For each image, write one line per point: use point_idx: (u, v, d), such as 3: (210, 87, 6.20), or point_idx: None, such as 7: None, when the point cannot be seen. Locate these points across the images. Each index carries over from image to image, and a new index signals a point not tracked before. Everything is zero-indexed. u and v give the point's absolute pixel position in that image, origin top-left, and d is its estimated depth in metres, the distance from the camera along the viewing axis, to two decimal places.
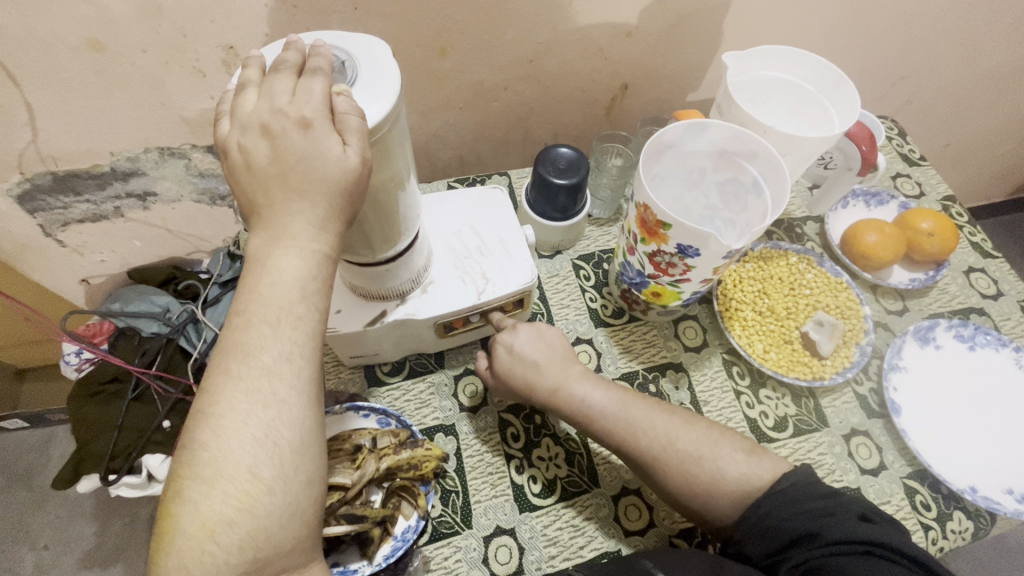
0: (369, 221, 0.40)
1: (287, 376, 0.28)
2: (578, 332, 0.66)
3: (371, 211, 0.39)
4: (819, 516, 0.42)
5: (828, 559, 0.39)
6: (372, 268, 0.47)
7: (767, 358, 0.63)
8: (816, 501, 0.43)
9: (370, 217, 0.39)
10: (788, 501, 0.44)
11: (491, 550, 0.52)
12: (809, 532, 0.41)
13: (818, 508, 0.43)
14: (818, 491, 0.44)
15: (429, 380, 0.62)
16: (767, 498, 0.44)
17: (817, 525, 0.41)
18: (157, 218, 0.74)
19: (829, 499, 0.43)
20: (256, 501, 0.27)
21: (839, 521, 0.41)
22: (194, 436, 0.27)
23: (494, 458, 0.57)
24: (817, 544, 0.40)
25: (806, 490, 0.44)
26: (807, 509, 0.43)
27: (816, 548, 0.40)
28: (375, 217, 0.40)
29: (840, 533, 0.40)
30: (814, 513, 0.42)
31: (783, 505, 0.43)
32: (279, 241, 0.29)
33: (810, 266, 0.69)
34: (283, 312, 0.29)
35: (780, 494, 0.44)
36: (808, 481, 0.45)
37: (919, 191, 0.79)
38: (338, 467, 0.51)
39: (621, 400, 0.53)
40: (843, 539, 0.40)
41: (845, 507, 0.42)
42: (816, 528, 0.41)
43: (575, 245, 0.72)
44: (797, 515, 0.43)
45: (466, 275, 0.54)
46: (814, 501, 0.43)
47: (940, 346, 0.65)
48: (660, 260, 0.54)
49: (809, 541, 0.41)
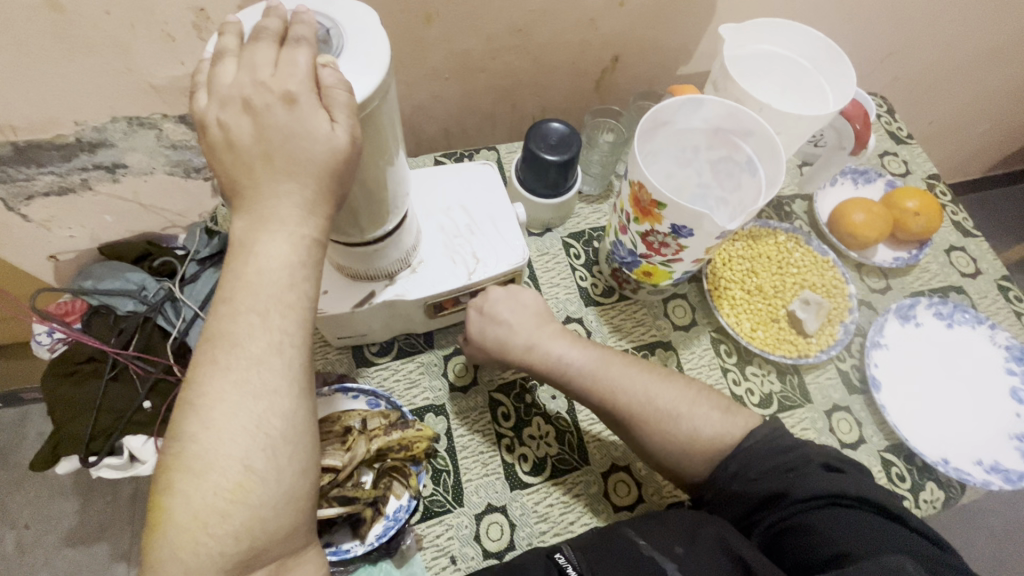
0: (359, 201, 0.38)
1: (278, 365, 0.27)
2: (568, 312, 0.65)
3: (361, 191, 0.38)
4: (781, 474, 0.43)
5: (798, 517, 0.40)
6: (359, 249, 0.45)
7: (754, 336, 0.64)
8: (778, 457, 0.44)
9: (359, 198, 0.38)
10: (750, 460, 0.44)
11: (483, 527, 0.53)
12: (777, 492, 0.42)
13: (780, 465, 0.43)
14: (779, 445, 0.44)
15: (419, 360, 0.61)
16: (733, 459, 0.45)
17: (783, 485, 0.42)
18: (129, 191, 0.71)
19: (790, 453, 0.44)
20: (250, 492, 0.26)
21: (804, 478, 0.42)
22: (182, 428, 0.26)
23: (485, 437, 0.57)
24: (786, 503, 0.41)
25: (769, 446, 0.44)
26: (772, 467, 0.43)
27: (784, 506, 0.41)
28: (365, 197, 0.38)
29: (805, 489, 0.41)
30: (775, 471, 0.43)
31: (749, 465, 0.44)
32: (266, 221, 0.28)
33: (797, 245, 0.69)
34: (271, 298, 0.27)
35: (745, 453, 0.44)
36: (769, 438, 0.45)
37: (905, 169, 0.79)
38: (330, 449, 0.51)
39: (597, 355, 0.52)
40: (809, 495, 0.41)
41: (806, 460, 0.43)
42: (782, 488, 0.42)
43: (565, 222, 0.71)
44: (763, 475, 0.43)
45: (456, 254, 0.53)
46: (776, 457, 0.44)
47: (920, 324, 0.67)
48: (653, 240, 0.53)
49: (778, 500, 0.42)
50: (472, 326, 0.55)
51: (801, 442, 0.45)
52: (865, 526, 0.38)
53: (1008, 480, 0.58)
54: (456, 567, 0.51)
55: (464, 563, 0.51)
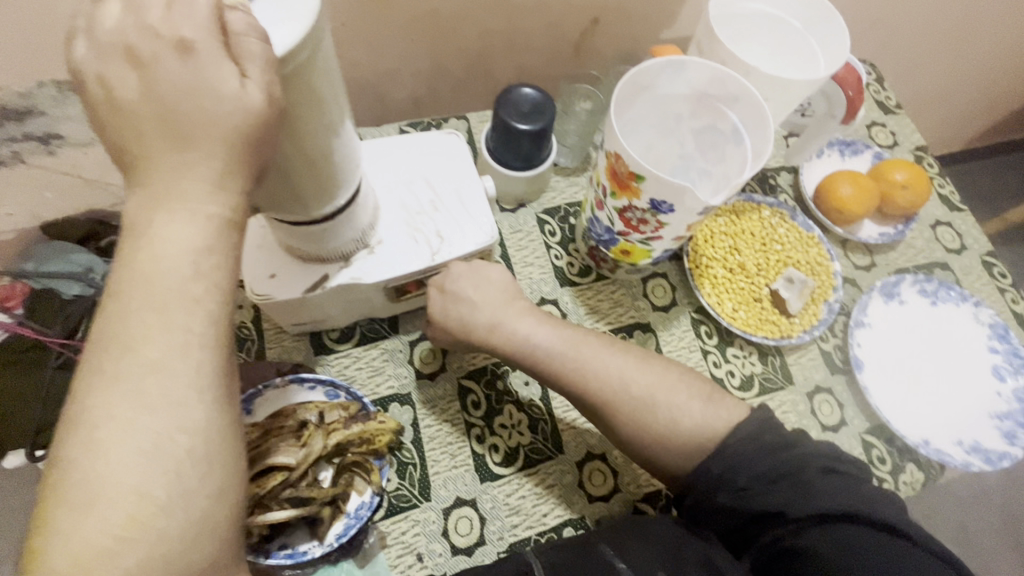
0: (296, 176, 0.33)
1: (181, 372, 0.23)
2: (542, 293, 0.62)
3: (298, 164, 0.33)
4: (771, 484, 0.39)
5: (795, 540, 0.37)
6: (306, 228, 0.40)
7: (736, 317, 0.61)
8: (769, 459, 0.40)
9: (296, 170, 0.33)
10: (738, 462, 0.40)
11: (451, 522, 0.50)
12: (772, 509, 0.38)
13: (770, 471, 0.39)
14: (770, 445, 0.40)
15: (383, 347, 0.57)
16: (716, 459, 0.41)
17: (778, 502, 0.38)
18: (68, 166, 0.61)
19: (781, 454, 0.40)
20: (148, 526, 0.22)
21: (799, 493, 0.38)
22: (64, 449, 0.22)
23: (453, 427, 0.54)
24: (783, 523, 0.38)
25: (757, 445, 0.40)
26: (760, 472, 0.39)
27: (781, 526, 0.38)
28: (303, 171, 0.33)
29: (804, 508, 0.37)
30: (766, 478, 0.39)
31: (737, 470, 0.40)
32: (163, 199, 0.23)
33: (782, 221, 0.66)
34: (170, 293, 0.23)
35: (731, 453, 0.40)
36: (757, 434, 0.41)
37: (892, 141, 0.76)
38: (282, 445, 0.46)
39: (568, 335, 0.49)
40: (808, 514, 0.37)
41: (802, 466, 0.39)
42: (778, 506, 0.38)
43: (540, 198, 0.66)
44: (752, 482, 0.39)
45: (418, 233, 0.49)
46: (767, 459, 0.40)
47: (904, 302, 0.65)
48: (631, 216, 0.49)
49: (773, 518, 0.38)
50: (433, 305, 0.51)
51: (795, 438, 0.41)
52: (874, 553, 0.35)
53: (987, 461, 0.57)
54: (422, 564, 0.49)
55: (431, 560, 0.49)
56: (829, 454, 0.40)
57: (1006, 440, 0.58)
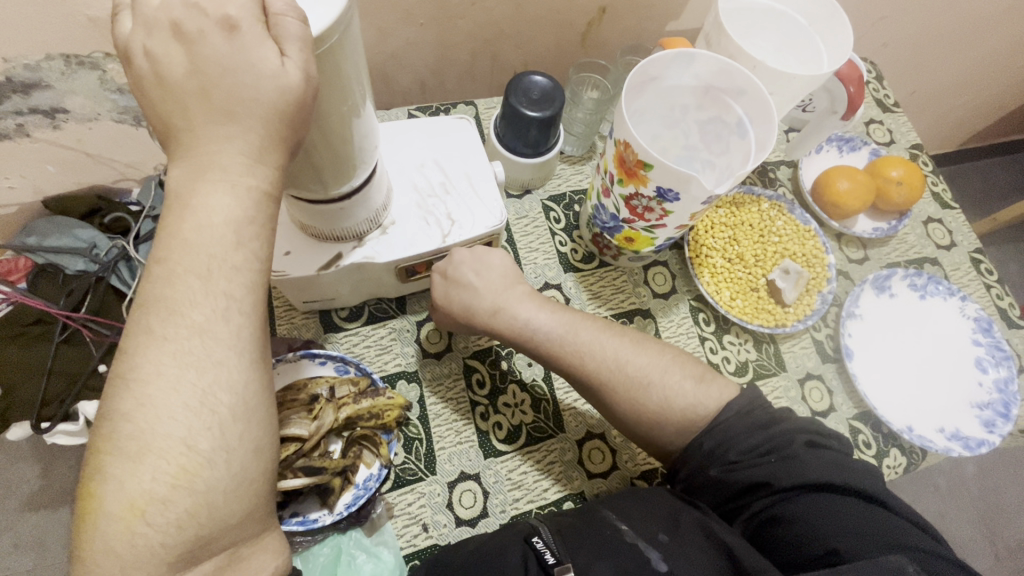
0: (319, 154, 0.35)
1: (223, 334, 0.24)
2: (547, 278, 0.63)
3: (323, 145, 0.34)
4: (759, 457, 0.40)
5: (782, 507, 0.38)
6: (323, 207, 0.42)
7: (733, 305, 0.63)
8: (757, 434, 0.41)
9: (322, 150, 0.34)
10: (728, 437, 0.42)
11: (455, 494, 0.52)
12: (759, 481, 0.40)
13: (758, 446, 0.41)
14: (758, 421, 0.42)
15: (390, 326, 0.58)
16: (708, 435, 0.42)
17: (766, 473, 0.40)
18: (73, 138, 0.60)
19: (768, 430, 0.42)
20: (195, 476, 0.23)
21: (785, 465, 0.40)
22: (115, 403, 0.23)
23: (459, 405, 0.56)
24: (769, 492, 0.39)
25: (743, 423, 0.42)
26: (750, 447, 0.41)
27: (767, 495, 0.39)
28: (327, 150, 0.35)
29: (790, 479, 0.39)
30: (754, 452, 0.41)
31: (728, 444, 0.41)
32: (204, 171, 0.24)
33: (780, 213, 0.68)
34: (214, 260, 0.24)
35: (720, 429, 0.42)
36: (745, 412, 0.43)
37: (889, 139, 0.78)
38: (294, 417, 0.48)
39: (566, 318, 0.50)
40: (793, 485, 0.39)
41: (787, 440, 0.41)
42: (766, 477, 0.39)
43: (546, 184, 0.68)
44: (743, 457, 0.41)
45: (430, 216, 0.50)
46: (755, 434, 0.41)
47: (894, 294, 0.67)
48: (636, 204, 0.51)
49: (761, 488, 0.40)
50: (436, 287, 0.52)
51: (782, 416, 0.43)
52: (851, 516, 0.37)
53: (966, 447, 0.60)
54: (428, 534, 0.50)
55: (435, 530, 0.51)
56: (813, 431, 0.42)
57: (985, 428, 0.61)
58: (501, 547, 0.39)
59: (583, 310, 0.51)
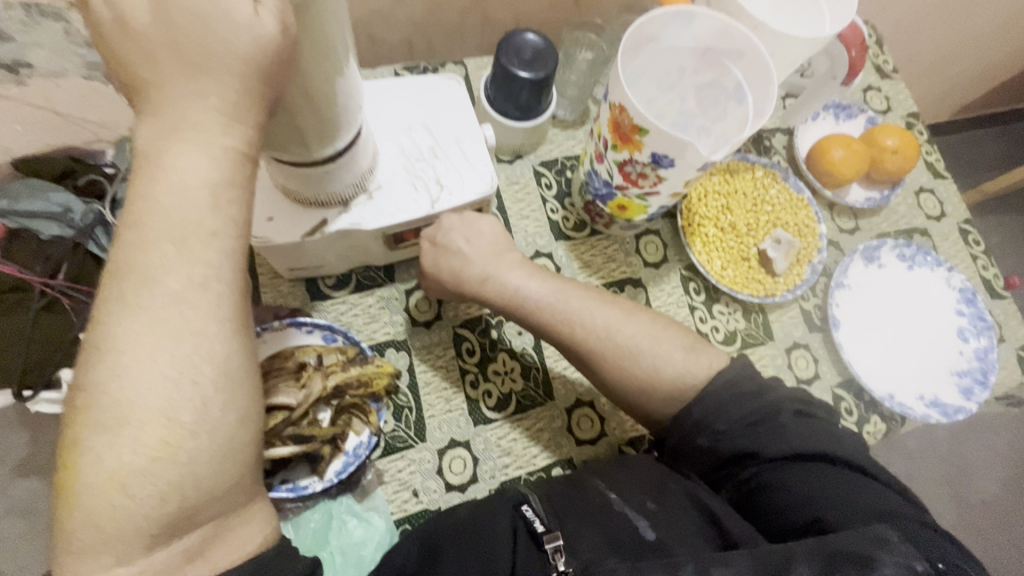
0: (303, 117, 0.33)
1: (202, 303, 0.23)
2: (538, 246, 0.63)
3: (305, 109, 0.32)
4: (746, 427, 0.41)
5: (768, 476, 0.39)
6: (306, 170, 0.40)
7: (724, 275, 0.63)
8: (745, 404, 0.41)
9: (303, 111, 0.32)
10: (719, 407, 0.41)
11: (445, 461, 0.53)
12: (746, 450, 0.40)
13: (746, 416, 0.41)
14: (749, 391, 0.42)
15: (379, 294, 0.57)
16: (698, 404, 0.42)
17: (753, 443, 0.40)
18: (38, 95, 0.57)
19: (759, 400, 0.42)
20: (178, 448, 0.23)
21: (771, 435, 0.40)
22: (90, 374, 0.22)
23: (448, 373, 0.56)
24: (756, 461, 0.40)
25: (735, 391, 0.42)
26: (738, 417, 0.41)
27: (752, 464, 0.40)
28: (309, 112, 0.33)
29: (776, 448, 0.40)
30: (742, 422, 0.41)
31: (717, 415, 0.41)
32: (174, 130, 0.23)
33: (774, 181, 0.67)
34: (188, 226, 0.23)
35: (711, 398, 0.42)
36: (737, 381, 0.42)
37: (886, 106, 0.77)
38: (282, 385, 0.48)
39: (557, 287, 0.49)
40: (778, 454, 0.40)
41: (776, 410, 0.41)
42: (753, 447, 0.40)
43: (537, 149, 0.66)
44: (732, 427, 0.41)
45: (418, 181, 0.48)
46: (744, 405, 0.41)
47: (882, 265, 0.68)
48: (630, 170, 0.49)
49: (748, 458, 0.40)
50: (424, 256, 0.52)
51: (772, 386, 0.43)
52: (835, 484, 0.38)
53: (944, 414, 0.62)
54: (418, 499, 0.51)
55: (426, 495, 0.51)
56: (800, 400, 0.42)
57: (963, 395, 0.63)
58: (491, 510, 0.38)
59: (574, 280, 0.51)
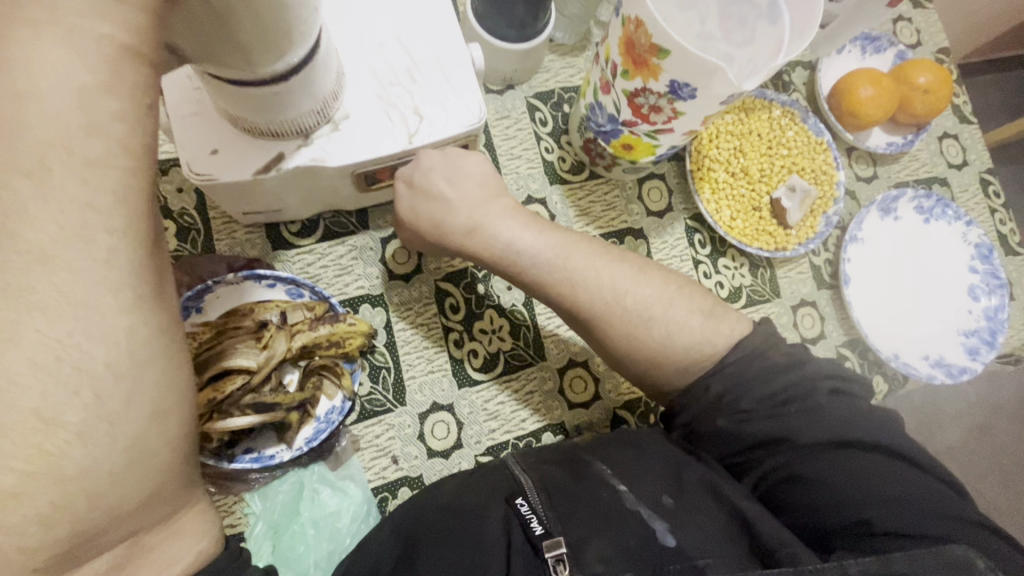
0: (241, 28, 0.25)
1: (83, 264, 0.17)
2: (530, 190, 0.56)
3: (246, 14, 0.25)
4: (776, 407, 0.36)
5: (800, 466, 0.35)
6: (253, 91, 0.32)
7: (733, 226, 0.57)
8: (774, 381, 0.37)
9: (243, 17, 0.25)
10: (739, 383, 0.37)
11: (427, 426, 0.48)
12: (775, 436, 0.36)
13: (775, 394, 0.36)
14: (774, 364, 0.37)
15: (350, 243, 0.51)
16: (715, 379, 0.38)
17: (782, 427, 0.36)
18: None
19: (787, 376, 0.37)
20: (62, 458, 0.17)
21: (804, 418, 0.36)
22: None
23: (430, 331, 0.50)
24: (785, 449, 0.36)
25: (757, 365, 0.37)
26: (765, 396, 0.36)
27: (782, 452, 0.36)
28: (250, 16, 0.25)
29: (810, 434, 0.35)
30: (769, 402, 0.36)
31: (740, 392, 0.37)
32: (23, 8, 0.16)
33: (792, 122, 0.60)
34: (54, 153, 0.16)
35: (729, 373, 0.38)
36: (760, 352, 0.38)
37: (917, 40, 0.69)
38: (239, 346, 0.42)
39: (556, 240, 0.43)
40: (812, 442, 0.35)
41: (809, 390, 0.36)
42: (782, 432, 0.36)
43: (531, 78, 0.58)
44: (757, 406, 0.37)
45: (392, 109, 0.40)
46: (772, 381, 0.37)
47: (898, 218, 0.63)
48: (642, 102, 0.42)
49: (776, 445, 0.36)
50: (401, 202, 0.45)
51: (802, 360, 0.38)
52: (884, 481, 0.33)
53: (949, 374, 0.59)
54: (398, 466, 0.47)
55: (406, 462, 0.47)
56: (834, 376, 0.38)
57: (969, 355, 0.60)
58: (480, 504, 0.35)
59: (574, 230, 0.45)
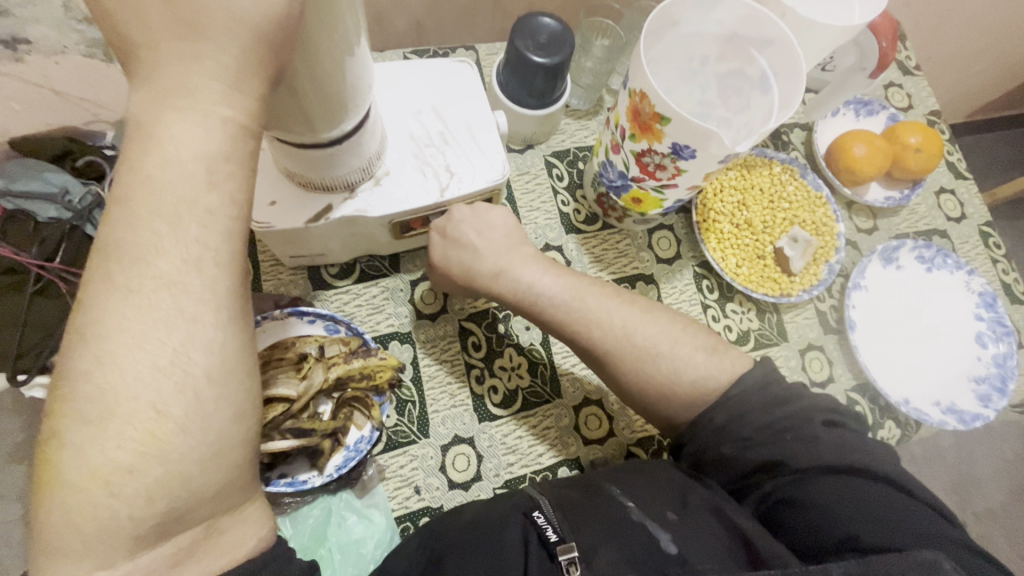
0: (309, 102, 0.31)
1: (197, 288, 0.21)
2: (548, 239, 0.61)
3: (315, 93, 0.31)
4: (772, 437, 0.39)
5: (795, 489, 0.37)
6: (312, 152, 0.38)
7: (739, 273, 0.61)
8: (773, 411, 0.40)
9: (313, 95, 0.30)
10: (739, 413, 0.40)
11: (449, 457, 0.51)
12: (773, 460, 0.38)
13: (774, 424, 0.39)
14: (773, 398, 0.40)
15: (383, 285, 0.56)
16: (719, 410, 0.41)
17: (780, 452, 0.38)
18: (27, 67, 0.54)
19: (786, 407, 0.40)
20: (167, 443, 0.21)
21: (801, 445, 0.38)
22: (74, 362, 0.20)
23: (453, 367, 0.54)
24: (784, 472, 0.38)
25: (758, 399, 0.40)
26: (765, 424, 0.39)
27: (780, 476, 0.38)
28: (318, 94, 0.31)
29: (808, 459, 0.37)
30: (768, 430, 0.39)
31: (741, 421, 0.40)
32: (172, 98, 0.21)
33: (792, 177, 0.65)
34: (183, 203, 0.21)
35: (732, 405, 0.40)
36: (761, 386, 0.41)
37: (908, 104, 0.75)
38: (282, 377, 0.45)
39: (572, 283, 0.47)
40: (807, 467, 0.37)
41: (805, 420, 0.39)
42: (781, 457, 0.38)
43: (549, 139, 0.64)
44: (757, 433, 0.39)
45: (427, 167, 0.46)
46: (770, 412, 0.40)
47: (901, 267, 0.66)
48: (648, 161, 0.47)
49: (775, 468, 0.38)
50: (433, 248, 0.50)
51: (799, 394, 0.41)
52: (875, 501, 0.35)
53: (961, 420, 0.60)
54: (420, 496, 0.49)
55: (428, 492, 0.50)
56: (830, 409, 0.41)
57: (981, 402, 0.61)
58: (502, 517, 0.37)
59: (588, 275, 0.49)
